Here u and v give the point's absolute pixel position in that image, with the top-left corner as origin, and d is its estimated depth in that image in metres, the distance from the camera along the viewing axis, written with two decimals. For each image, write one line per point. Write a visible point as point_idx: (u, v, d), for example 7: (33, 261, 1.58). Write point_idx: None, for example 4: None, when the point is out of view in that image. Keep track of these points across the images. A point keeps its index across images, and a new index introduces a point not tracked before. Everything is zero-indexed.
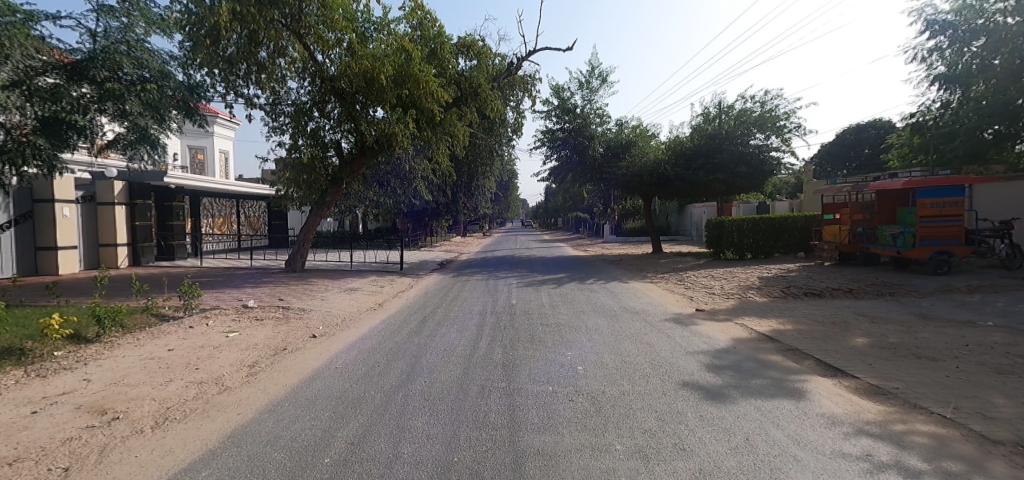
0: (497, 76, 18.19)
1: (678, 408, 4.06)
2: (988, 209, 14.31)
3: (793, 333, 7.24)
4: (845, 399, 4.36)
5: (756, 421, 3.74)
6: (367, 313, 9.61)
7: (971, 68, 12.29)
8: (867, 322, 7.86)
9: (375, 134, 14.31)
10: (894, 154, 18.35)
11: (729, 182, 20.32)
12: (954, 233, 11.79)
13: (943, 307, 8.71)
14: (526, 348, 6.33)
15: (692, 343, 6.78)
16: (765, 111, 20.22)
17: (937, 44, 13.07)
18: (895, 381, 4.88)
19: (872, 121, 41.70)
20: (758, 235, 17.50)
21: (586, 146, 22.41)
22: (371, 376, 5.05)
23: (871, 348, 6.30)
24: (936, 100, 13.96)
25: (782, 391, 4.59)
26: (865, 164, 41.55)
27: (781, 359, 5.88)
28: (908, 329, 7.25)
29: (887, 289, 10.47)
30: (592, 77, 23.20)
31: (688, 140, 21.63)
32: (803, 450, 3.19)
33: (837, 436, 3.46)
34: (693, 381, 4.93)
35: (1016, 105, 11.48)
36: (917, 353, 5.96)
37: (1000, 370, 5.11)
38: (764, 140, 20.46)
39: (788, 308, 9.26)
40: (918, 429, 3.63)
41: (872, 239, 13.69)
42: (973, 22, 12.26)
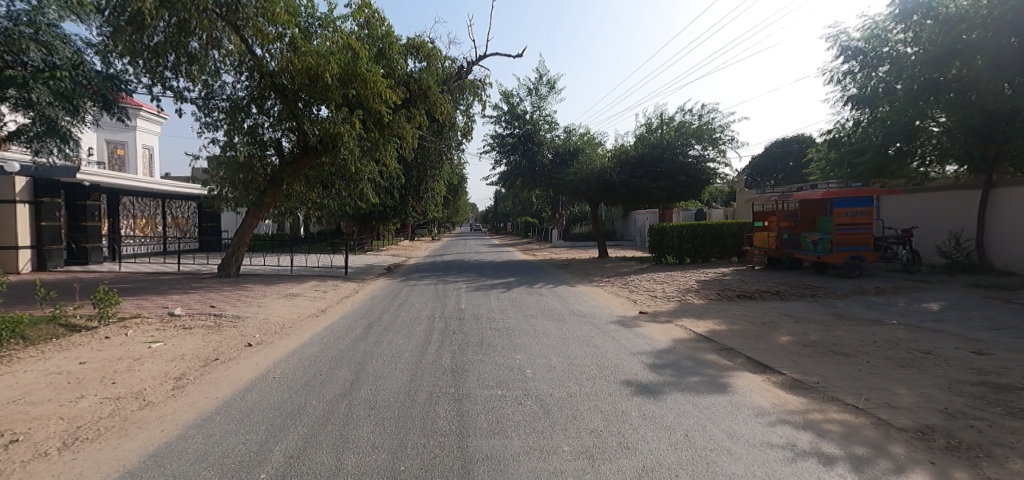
0: (448, 79, 18.08)
1: (622, 408, 4.18)
2: (892, 218, 15.86)
3: (726, 333, 7.69)
4: (771, 393, 4.67)
5: (693, 417, 3.92)
6: (308, 319, 9.20)
7: (877, 91, 13.64)
8: (792, 322, 8.48)
9: (318, 134, 13.75)
10: (813, 169, 20.00)
11: (670, 190, 21.24)
12: (864, 240, 12.94)
13: (857, 308, 9.54)
14: (475, 353, 6.30)
15: (635, 344, 7.03)
16: (702, 123, 21.29)
17: (849, 68, 14.43)
18: (815, 375, 5.30)
19: (795, 136, 45.19)
20: (696, 241, 18.44)
21: (535, 152, 22.86)
22: (312, 386, 4.82)
23: (795, 346, 6.78)
24: (849, 119, 15.40)
25: (715, 388, 4.84)
26: (790, 175, 45.02)
27: (716, 357, 6.22)
28: (826, 327, 7.89)
29: (808, 291, 11.33)
30: (540, 84, 23.73)
31: (632, 149, 22.40)
32: (735, 443, 3.38)
33: (764, 428, 3.69)
34: (635, 380, 5.12)
35: (913, 126, 12.92)
36: (833, 349, 6.50)
37: (903, 364, 5.67)
38: (701, 151, 21.43)
39: (721, 310, 9.81)
40: (832, 417, 3.97)
41: (796, 245, 14.75)
42: (879, 49, 13.62)
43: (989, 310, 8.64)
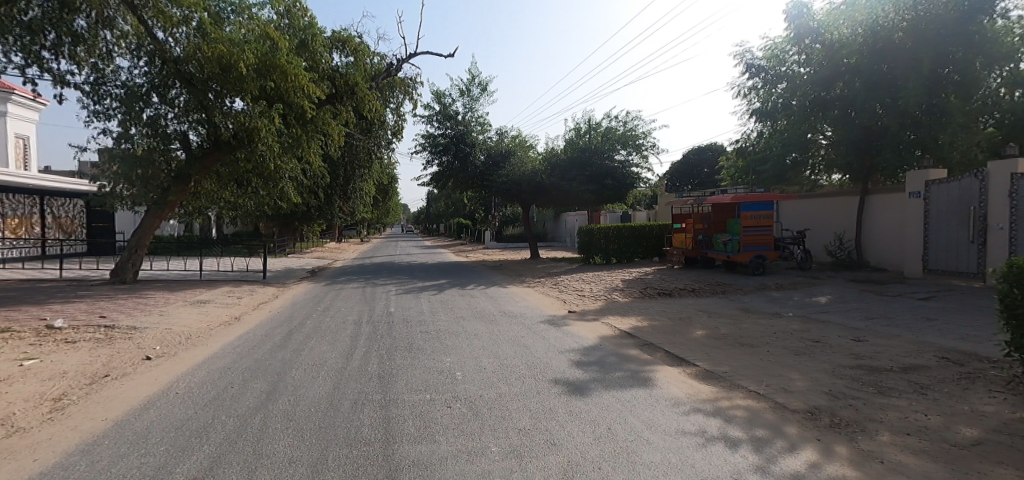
0: (376, 76, 17.56)
1: (549, 405, 4.27)
2: (789, 222, 17.56)
3: (647, 329, 8.13)
4: (686, 384, 5.01)
5: (616, 411, 4.09)
6: (220, 328, 8.50)
7: (776, 106, 15.10)
8: (706, 316, 9.14)
9: (233, 128, 12.77)
10: (724, 175, 21.70)
11: (598, 193, 22.07)
12: (766, 240, 14.24)
13: (760, 302, 10.47)
14: (404, 357, 6.16)
15: (563, 342, 7.22)
16: (627, 129, 22.34)
17: (754, 83, 15.84)
18: (724, 365, 5.75)
19: (709, 144, 48.88)
20: (622, 241, 19.32)
21: (467, 153, 22.79)
22: (222, 400, 4.46)
23: (707, 339, 7.32)
24: (754, 130, 16.91)
25: (637, 381, 5.09)
26: (704, 181, 48.56)
27: (637, 352, 6.56)
28: (734, 321, 8.60)
29: (720, 288, 12.27)
30: (472, 86, 23.71)
31: (562, 153, 23.04)
32: (653, 433, 3.57)
33: (679, 417, 3.94)
34: (562, 377, 5.26)
35: (806, 138, 14.46)
36: (740, 341, 7.09)
37: (797, 352, 6.31)
38: (626, 156, 22.45)
39: (643, 307, 10.37)
40: (738, 403, 4.33)
41: (709, 245, 15.90)
42: (777, 68, 15.07)
43: (866, 302, 9.86)
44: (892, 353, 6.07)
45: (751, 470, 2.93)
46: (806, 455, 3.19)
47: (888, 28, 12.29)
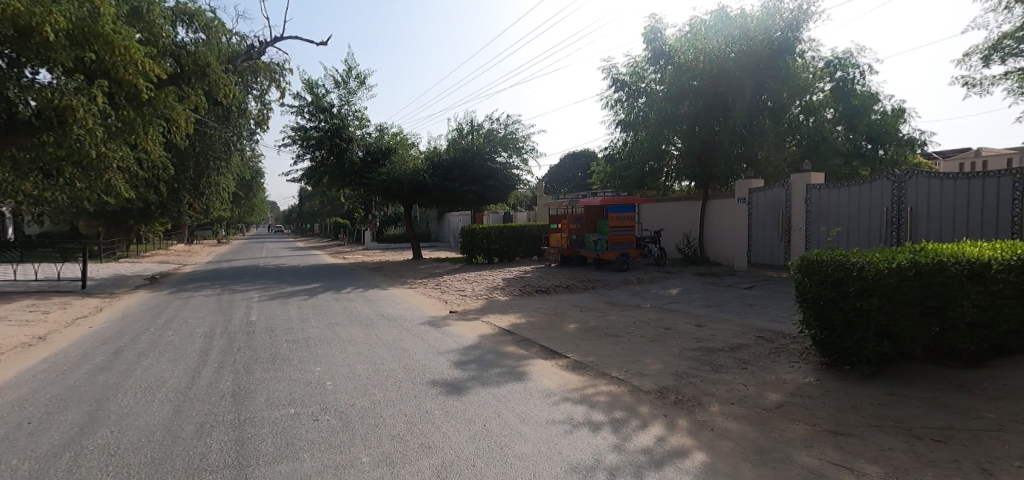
0: (233, 58, 15.83)
1: (425, 407, 4.22)
2: (648, 224, 19.51)
3: (525, 326, 8.45)
4: (557, 376, 5.31)
5: (491, 407, 4.18)
6: (16, 351, 6.86)
7: (637, 118, 16.81)
8: (578, 311, 9.79)
9: (36, 106, 10.33)
10: (595, 180, 23.37)
11: (481, 193, 22.23)
12: (629, 240, 15.75)
13: (624, 296, 11.53)
14: (265, 370, 5.58)
15: (443, 343, 7.18)
16: (507, 132, 22.87)
17: (619, 97, 17.47)
18: (591, 356, 6.21)
19: (583, 151, 52.40)
20: (503, 241, 19.87)
21: (343, 149, 21.52)
22: (14, 440, 3.59)
23: (578, 332, 7.84)
24: (619, 139, 18.60)
25: (512, 377, 5.26)
26: (578, 185, 51.96)
27: (515, 349, 6.78)
28: (602, 314, 9.35)
29: (590, 284, 13.24)
30: (348, 78, 22.45)
31: (444, 153, 22.90)
32: (525, 425, 3.73)
33: (550, 407, 4.16)
34: (440, 378, 5.23)
35: (660, 148, 16.36)
36: (606, 332, 7.73)
37: (652, 339, 7.07)
38: (507, 158, 22.94)
39: (522, 305, 10.76)
40: (601, 389, 4.72)
41: (582, 244, 17.09)
42: (637, 85, 16.76)
43: (706, 293, 11.42)
44: (724, 335, 7.13)
45: (609, 449, 3.21)
46: (655, 430, 3.60)
47: (721, 57, 14.38)
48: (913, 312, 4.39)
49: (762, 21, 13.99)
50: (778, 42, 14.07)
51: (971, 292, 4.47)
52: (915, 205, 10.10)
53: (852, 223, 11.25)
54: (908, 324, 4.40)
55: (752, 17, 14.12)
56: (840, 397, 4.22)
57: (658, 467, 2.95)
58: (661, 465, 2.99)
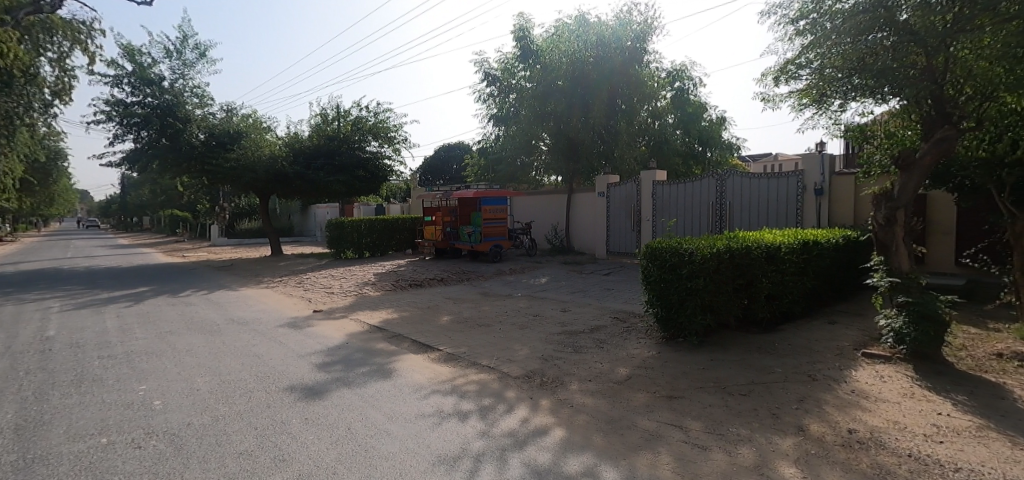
0: (12, 8, 12.58)
1: (280, 417, 3.85)
2: (520, 215, 20.25)
3: (396, 321, 8.21)
4: (428, 369, 5.27)
5: (356, 408, 3.98)
6: None
7: (508, 114, 17.38)
8: (451, 303, 9.81)
9: None
10: (469, 173, 23.39)
11: (349, 185, 20.71)
12: (502, 231, 16.24)
13: (497, 286, 11.87)
14: (68, 395, 4.57)
15: (304, 345, 6.63)
16: (377, 121, 21.34)
17: (491, 91, 17.92)
18: (463, 346, 6.27)
19: (458, 143, 52.32)
20: (374, 235, 19.02)
21: (178, 130, 18.50)
22: None
23: (451, 324, 7.86)
24: (493, 133, 19.06)
25: (381, 374, 5.08)
26: (453, 177, 51.65)
27: (384, 345, 6.55)
28: (475, 305, 9.50)
29: (464, 276, 13.34)
30: (184, 47, 19.28)
31: (307, 139, 21.02)
32: (391, 423, 3.62)
33: (419, 402, 4.10)
34: (300, 383, 4.82)
35: (531, 143, 17.18)
36: (478, 322, 7.88)
37: (522, 326, 7.41)
38: (377, 148, 21.45)
39: (394, 300, 10.44)
40: (472, 378, 4.80)
41: (456, 237, 17.13)
42: (508, 81, 17.25)
43: (571, 280, 12.28)
44: (585, 318, 7.77)
45: (476, 437, 3.27)
46: (520, 413, 3.77)
47: (582, 60, 15.44)
48: (727, 288, 5.31)
49: (615, 31, 15.33)
50: (628, 51, 15.44)
51: (767, 271, 5.53)
52: (733, 200, 12.10)
53: (687, 215, 13.06)
54: (724, 298, 5.31)
55: (606, 27, 15.41)
56: (675, 365, 4.86)
57: (522, 448, 3.09)
58: (524, 445, 3.14)
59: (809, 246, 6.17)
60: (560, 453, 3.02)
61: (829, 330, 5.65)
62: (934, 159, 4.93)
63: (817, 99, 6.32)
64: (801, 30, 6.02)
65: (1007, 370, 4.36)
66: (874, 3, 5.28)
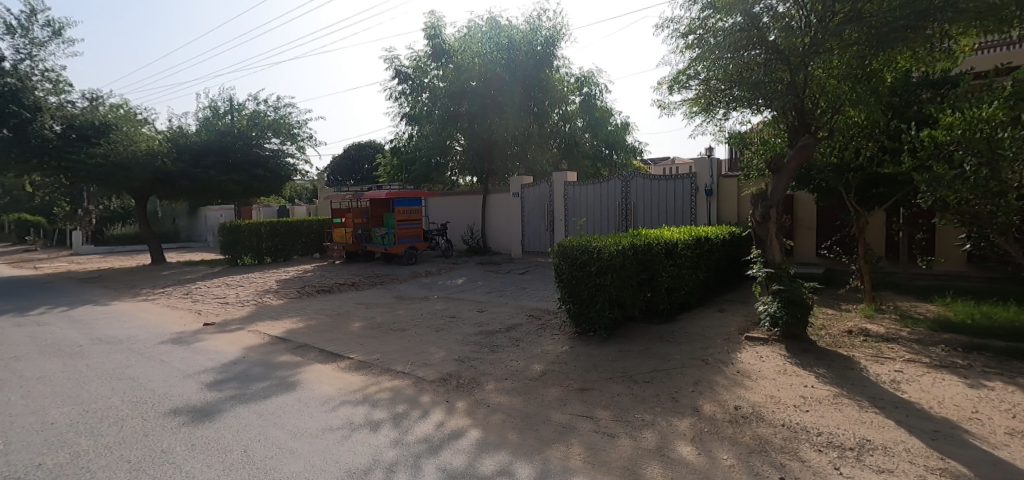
0: None
1: (161, 446, 3.41)
2: (435, 216, 19.90)
3: (302, 330, 7.68)
4: (336, 379, 4.98)
5: (255, 428, 3.65)
6: None
7: (421, 113, 17.06)
8: (363, 308, 9.39)
9: None
10: (381, 173, 22.59)
11: (245, 185, 18.93)
12: (417, 232, 15.90)
13: (412, 289, 11.57)
14: None
15: (193, 363, 5.95)
16: (278, 116, 19.71)
17: (403, 89, 17.47)
18: (375, 353, 6.02)
19: (369, 142, 50.24)
20: (276, 238, 17.63)
21: (24, 119, 15.71)
22: None
23: (363, 330, 7.52)
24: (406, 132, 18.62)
25: (283, 388, 4.71)
26: (364, 177, 49.52)
27: (288, 357, 6.08)
28: (389, 309, 9.19)
29: (377, 280, 12.84)
30: (31, 24, 16.43)
31: (194, 134, 18.87)
32: (295, 440, 3.37)
33: (326, 415, 3.86)
34: (187, 405, 4.32)
35: (445, 144, 16.97)
36: (392, 327, 7.62)
37: (437, 329, 7.29)
38: (278, 145, 19.77)
39: (300, 307, 9.75)
40: (385, 386, 4.62)
41: (368, 239, 16.40)
42: (420, 79, 16.90)
43: (488, 280, 12.34)
44: (501, 317, 7.84)
45: (388, 446, 3.15)
46: (435, 417, 3.70)
47: (494, 62, 15.56)
48: (631, 283, 5.64)
49: (525, 35, 15.61)
50: (538, 56, 15.79)
51: (666, 265, 5.98)
52: (636, 200, 12.91)
53: (596, 214, 13.70)
54: (628, 292, 5.64)
55: (517, 31, 15.68)
56: (586, 358, 5.07)
57: (437, 453, 3.03)
58: (439, 450, 3.08)
59: (701, 241, 6.77)
60: (475, 455, 3.01)
61: (719, 318, 6.23)
62: (798, 163, 5.63)
63: (704, 107, 6.97)
64: (690, 43, 6.60)
65: (855, 344, 5.12)
66: (749, 23, 5.98)
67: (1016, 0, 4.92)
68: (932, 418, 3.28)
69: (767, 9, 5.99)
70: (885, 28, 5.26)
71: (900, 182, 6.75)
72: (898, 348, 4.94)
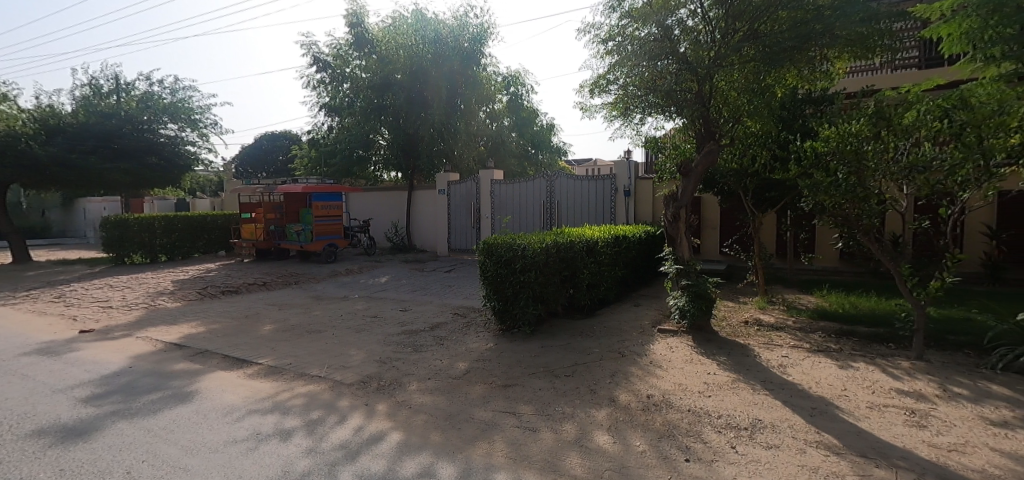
0: None
1: (19, 473, 2.93)
2: (357, 212, 19.06)
3: (203, 335, 7.01)
4: (242, 387, 4.60)
5: (143, 445, 3.26)
6: None
7: (343, 104, 16.46)
8: (275, 310, 8.77)
9: None
10: (298, 165, 21.26)
11: (135, 175, 16.85)
12: (337, 229, 15.14)
13: (331, 289, 11.01)
14: None
15: (65, 376, 5.20)
16: (176, 100, 17.66)
17: (322, 78, 16.82)
18: (288, 357, 5.64)
19: (284, 132, 47.03)
20: (173, 235, 15.93)
21: None
22: None
23: (275, 333, 7.03)
24: (325, 123, 17.70)
25: (179, 399, 4.26)
26: (278, 170, 46.27)
27: (185, 365, 5.52)
28: (304, 310, 8.66)
29: (291, 279, 12.06)
30: None
31: (70, 115, 16.54)
32: (193, 455, 3.06)
33: (229, 426, 3.55)
34: (56, 425, 3.76)
35: (368, 137, 16.45)
36: (307, 329, 7.20)
37: (357, 329, 7.00)
38: (176, 131, 17.77)
39: (201, 310, 8.90)
40: (298, 392, 4.35)
41: (283, 236, 15.33)
42: (341, 69, 16.24)
43: (412, 278, 12.06)
44: (425, 316, 7.69)
45: (300, 455, 2.96)
46: (353, 422, 3.54)
47: (420, 55, 15.19)
48: (554, 280, 5.79)
49: (452, 30, 15.35)
50: (465, 52, 15.64)
51: (587, 263, 6.21)
52: (560, 199, 13.28)
53: (521, 213, 13.92)
54: (551, 289, 5.78)
55: (443, 25, 15.35)
56: (510, 355, 5.12)
57: (354, 459, 2.91)
58: (357, 456, 2.95)
59: (619, 240, 7.11)
60: (395, 457, 2.92)
61: (635, 312, 6.59)
62: (704, 168, 6.08)
63: (623, 112, 7.22)
64: (610, 49, 6.86)
65: (751, 334, 5.65)
66: (662, 34, 6.47)
67: (876, 32, 5.83)
68: (811, 397, 3.71)
69: (679, 22, 6.49)
70: (775, 49, 5.96)
71: (789, 187, 7.58)
72: (785, 336, 5.53)
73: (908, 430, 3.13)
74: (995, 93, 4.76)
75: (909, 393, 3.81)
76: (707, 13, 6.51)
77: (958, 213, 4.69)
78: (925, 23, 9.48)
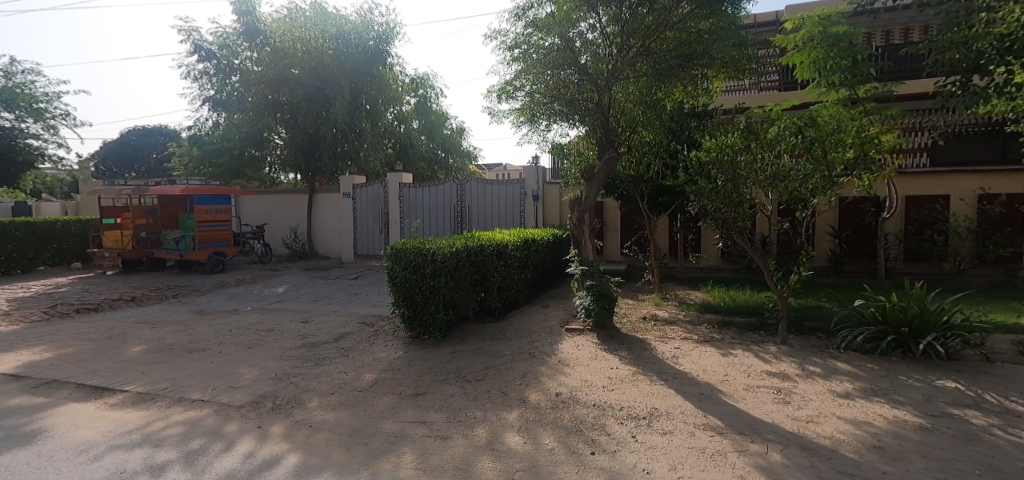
0: None
1: None
2: (248, 216, 17.40)
3: (49, 363, 5.93)
4: (103, 420, 3.97)
5: None
6: None
7: (231, 99, 15.06)
8: (147, 328, 7.69)
9: None
10: (175, 164, 18.96)
11: None
12: (224, 236, 13.71)
13: (217, 302, 9.92)
14: None
15: None
16: (13, 84, 14.73)
17: (205, 68, 15.17)
18: (163, 381, 4.97)
19: (158, 128, 41.68)
20: (8, 244, 13.31)
21: None
22: None
23: (146, 355, 6.16)
24: (209, 119, 15.99)
25: (14, 442, 3.55)
26: (152, 169, 40.88)
27: (24, 400, 4.61)
28: (184, 327, 7.70)
29: (168, 293, 10.68)
30: None
31: None
32: None
33: (84, 467, 3.03)
34: None
35: (261, 135, 15.20)
36: (187, 348, 6.40)
37: (249, 345, 6.38)
38: (13, 121, 14.86)
39: (48, 333, 7.53)
40: (174, 420, 3.85)
41: (156, 243, 13.53)
42: (228, 59, 14.81)
43: (314, 287, 11.30)
44: (327, 327, 7.23)
45: None
46: (242, 448, 3.22)
47: (319, 49, 14.34)
48: (464, 284, 5.75)
49: (355, 26, 14.66)
50: (370, 51, 15.06)
51: (497, 266, 6.25)
52: (471, 203, 13.28)
53: (431, 217, 13.71)
54: (461, 293, 5.73)
55: (346, 20, 14.63)
56: (419, 363, 4.99)
57: None
58: None
59: (528, 243, 7.26)
60: None
61: (543, 314, 6.77)
62: (605, 174, 6.44)
63: (529, 118, 7.38)
64: (515, 56, 7.02)
65: (648, 329, 6.07)
66: (564, 45, 6.69)
67: (746, 57, 6.57)
68: (699, 384, 4.08)
69: (580, 34, 6.82)
70: (663, 65, 6.50)
71: (678, 193, 8.28)
72: (677, 329, 6.02)
73: (776, 407, 3.57)
74: (835, 115, 5.61)
75: (776, 373, 4.34)
76: (605, 28, 6.89)
77: (810, 216, 5.43)
78: (783, 51, 10.97)
